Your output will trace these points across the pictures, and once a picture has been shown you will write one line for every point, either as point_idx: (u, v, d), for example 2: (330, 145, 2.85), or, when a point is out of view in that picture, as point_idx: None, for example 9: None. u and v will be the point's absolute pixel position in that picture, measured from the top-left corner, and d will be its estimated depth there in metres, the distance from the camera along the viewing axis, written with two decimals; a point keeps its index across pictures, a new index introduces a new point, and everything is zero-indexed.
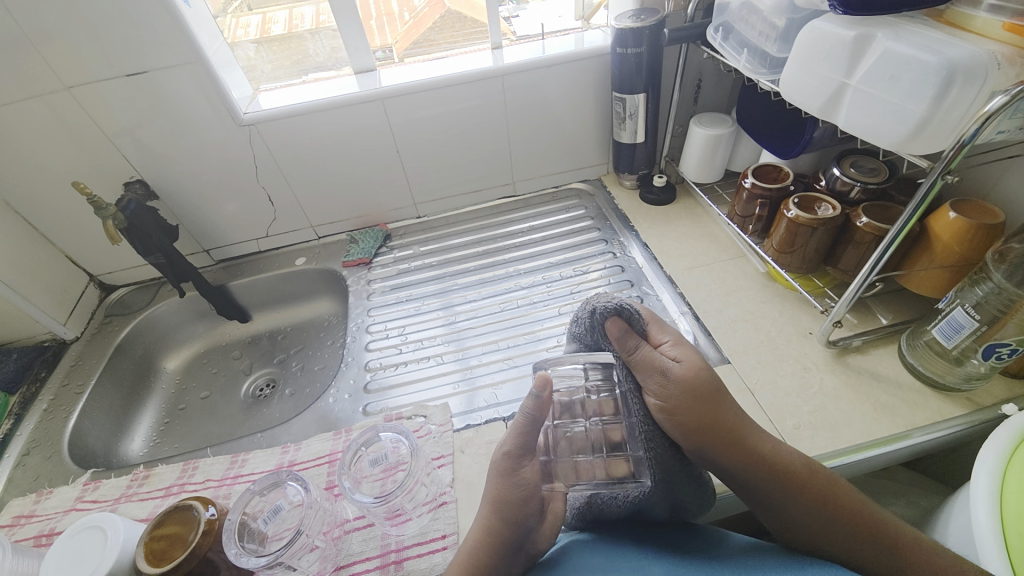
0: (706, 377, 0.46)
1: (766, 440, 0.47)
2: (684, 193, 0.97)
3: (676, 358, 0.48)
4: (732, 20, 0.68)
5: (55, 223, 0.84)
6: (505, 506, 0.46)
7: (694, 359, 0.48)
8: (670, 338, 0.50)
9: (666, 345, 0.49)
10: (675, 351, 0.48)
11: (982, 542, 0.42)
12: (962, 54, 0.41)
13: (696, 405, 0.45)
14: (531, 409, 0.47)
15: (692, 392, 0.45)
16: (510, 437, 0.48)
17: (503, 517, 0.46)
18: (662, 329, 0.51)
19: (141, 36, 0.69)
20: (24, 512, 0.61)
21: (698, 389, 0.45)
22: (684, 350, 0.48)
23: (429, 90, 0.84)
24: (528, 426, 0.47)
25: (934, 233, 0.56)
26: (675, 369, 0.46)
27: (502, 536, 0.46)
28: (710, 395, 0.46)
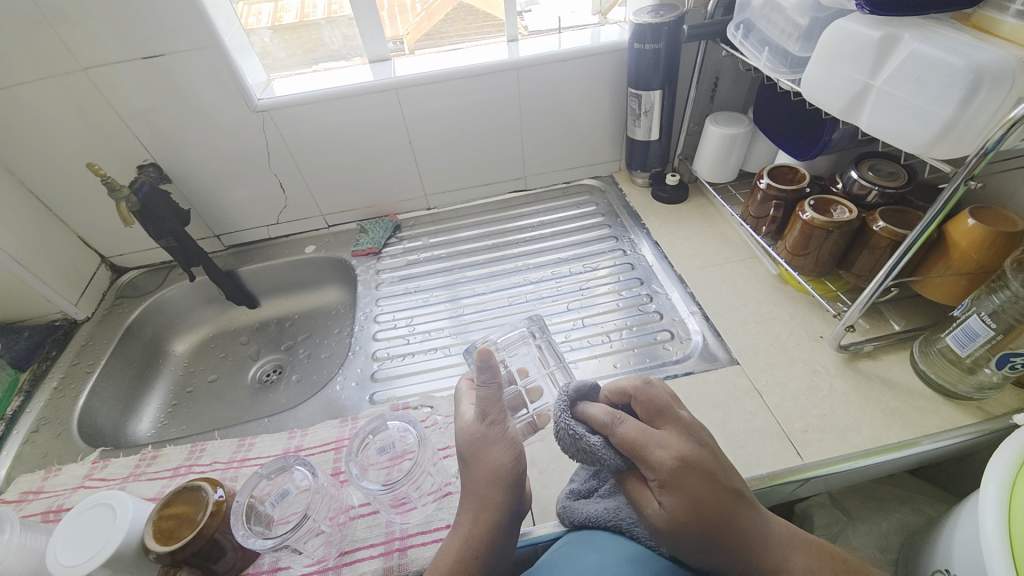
0: (701, 521, 0.39)
1: (797, 553, 0.41)
2: (697, 193, 0.96)
3: (664, 505, 0.40)
4: (753, 18, 0.67)
5: (68, 204, 0.85)
6: (497, 478, 0.45)
7: (686, 506, 0.39)
8: (659, 477, 0.40)
9: (655, 484, 0.41)
10: (664, 495, 0.40)
11: (989, 551, 0.42)
12: (990, 58, 0.41)
13: (690, 546, 0.40)
14: (487, 381, 0.48)
15: (686, 540, 0.40)
16: (484, 405, 0.48)
17: (499, 489, 0.45)
18: (650, 463, 0.41)
19: (159, 21, 0.69)
20: (32, 488, 0.62)
21: (688, 535, 0.40)
22: (675, 495, 0.40)
23: (441, 81, 0.83)
24: (496, 397, 0.48)
25: (953, 240, 0.56)
26: (659, 519, 0.41)
27: (500, 509, 0.45)
28: (711, 538, 0.39)
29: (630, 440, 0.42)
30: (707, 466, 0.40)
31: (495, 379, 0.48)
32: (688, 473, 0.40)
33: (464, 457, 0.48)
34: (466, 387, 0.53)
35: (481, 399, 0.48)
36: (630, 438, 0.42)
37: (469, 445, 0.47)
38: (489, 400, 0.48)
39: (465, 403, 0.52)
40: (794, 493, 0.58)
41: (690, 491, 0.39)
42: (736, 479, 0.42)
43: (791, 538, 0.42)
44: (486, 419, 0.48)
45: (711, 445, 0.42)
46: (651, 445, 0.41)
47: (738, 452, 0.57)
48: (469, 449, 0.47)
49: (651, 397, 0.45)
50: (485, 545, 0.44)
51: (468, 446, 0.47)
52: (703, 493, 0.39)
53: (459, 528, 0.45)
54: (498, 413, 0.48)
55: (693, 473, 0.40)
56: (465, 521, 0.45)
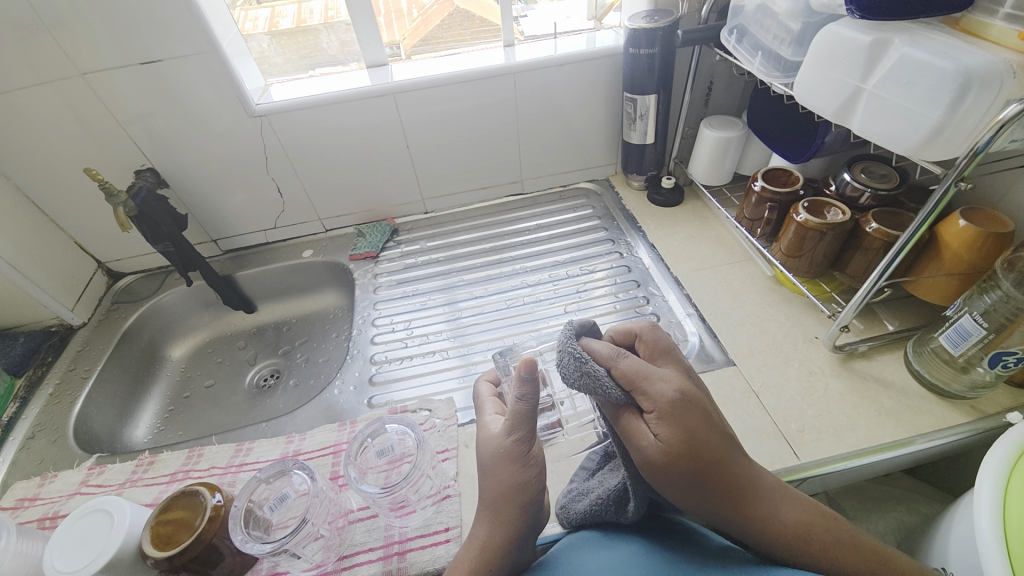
0: (697, 455, 0.38)
1: (782, 500, 0.41)
2: (692, 196, 0.97)
3: (659, 436, 0.39)
4: (747, 23, 0.68)
5: (65, 209, 0.84)
6: (515, 493, 0.45)
7: (682, 435, 0.38)
8: (658, 407, 0.40)
9: (653, 415, 0.40)
10: (661, 426, 0.39)
11: (984, 549, 0.42)
12: (978, 62, 0.41)
13: (681, 483, 0.39)
14: (525, 397, 0.45)
15: (678, 475, 0.38)
16: (512, 424, 0.47)
17: (517, 505, 0.45)
18: (651, 394, 0.40)
19: (157, 27, 0.69)
20: (27, 495, 0.62)
21: (681, 466, 0.38)
22: (673, 424, 0.39)
23: (438, 86, 0.84)
24: (527, 414, 0.46)
25: (944, 241, 0.56)
26: (652, 451, 0.39)
27: (516, 524, 0.45)
28: (704, 472, 0.38)
29: (633, 370, 0.42)
30: (704, 404, 0.40)
31: (534, 393, 0.45)
32: (686, 406, 0.40)
33: (484, 468, 0.47)
34: (489, 398, 0.55)
35: (513, 414, 0.47)
36: (632, 368, 0.41)
37: (491, 458, 0.47)
38: (519, 416, 0.46)
39: (489, 414, 0.52)
40: None
41: (688, 422, 0.39)
42: (727, 424, 0.42)
43: (776, 486, 0.41)
44: (512, 435, 0.47)
45: (707, 389, 0.43)
46: (652, 378, 0.41)
47: None
48: (492, 464, 0.47)
49: (656, 338, 0.46)
50: (502, 558, 0.44)
51: (490, 460, 0.47)
52: (700, 427, 0.39)
53: (475, 538, 0.46)
54: (525, 432, 0.46)
55: (691, 406, 0.40)
56: (482, 532, 0.46)
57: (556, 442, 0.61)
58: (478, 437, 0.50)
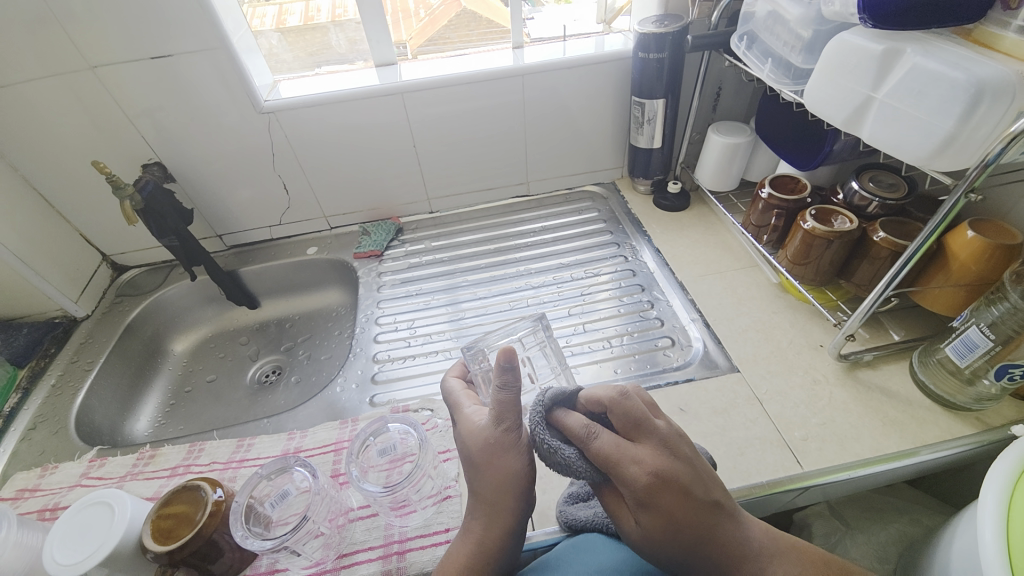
0: (678, 537, 0.38)
1: (783, 562, 0.40)
2: (698, 201, 0.97)
3: (639, 522, 0.40)
4: (757, 30, 0.68)
5: (72, 201, 0.85)
6: (509, 483, 0.45)
7: (660, 524, 0.39)
8: (633, 495, 0.39)
9: (630, 501, 0.40)
10: (639, 512, 0.39)
11: (988, 563, 0.42)
12: (991, 73, 0.41)
13: (669, 557, 0.40)
14: (504, 385, 0.45)
15: (666, 555, 0.40)
16: (496, 412, 0.46)
17: (511, 497, 0.45)
18: (623, 481, 0.39)
19: (168, 22, 0.70)
20: (28, 486, 0.62)
21: (666, 546, 0.39)
22: (651, 512, 0.39)
23: (446, 86, 0.84)
24: (513, 402, 0.46)
25: (952, 251, 0.56)
26: (638, 533, 0.40)
27: (511, 516, 0.45)
28: (689, 551, 0.39)
29: (604, 456, 0.40)
30: (681, 482, 0.39)
31: (516, 381, 0.44)
32: (661, 490, 0.38)
33: (474, 462, 0.46)
34: (464, 392, 0.54)
35: (497, 405, 0.46)
36: (604, 456, 0.40)
37: (481, 452, 0.46)
38: (506, 405, 0.45)
39: (468, 406, 0.51)
40: (793, 502, 0.58)
41: (664, 507, 0.38)
42: (716, 490, 0.40)
43: (774, 547, 0.40)
44: (501, 424, 0.46)
45: (689, 457, 0.40)
46: (624, 463, 0.39)
47: (739, 459, 0.57)
48: (483, 456, 0.46)
49: (627, 411, 0.41)
50: (497, 549, 0.44)
51: (479, 452, 0.46)
52: (678, 509, 0.38)
53: (470, 532, 0.46)
54: (512, 420, 0.46)
55: (666, 492, 0.38)
56: (476, 527, 0.45)
57: None
58: (462, 429, 0.49)
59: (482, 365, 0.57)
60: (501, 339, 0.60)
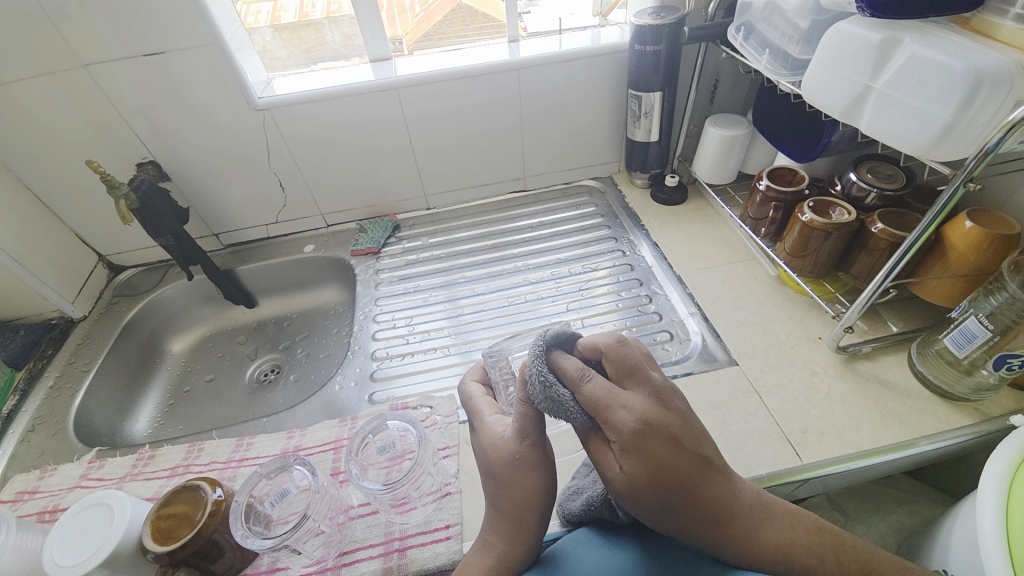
0: (660, 485, 0.37)
1: (759, 521, 0.40)
2: (696, 195, 0.96)
3: (623, 468, 0.38)
4: (754, 20, 0.67)
5: (66, 202, 0.84)
6: (531, 499, 0.45)
7: (645, 470, 0.37)
8: (620, 438, 0.38)
9: (616, 446, 0.38)
10: (624, 457, 0.38)
11: (987, 553, 0.42)
12: (989, 62, 0.41)
13: (651, 508, 0.38)
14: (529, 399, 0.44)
15: (645, 504, 0.38)
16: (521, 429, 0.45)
17: (534, 512, 0.45)
18: (612, 424, 0.38)
19: (159, 19, 0.69)
20: (28, 488, 0.62)
21: (649, 496, 0.38)
22: (636, 458, 0.37)
23: (441, 81, 0.83)
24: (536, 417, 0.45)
25: (950, 241, 0.56)
26: (618, 480, 0.39)
27: (532, 532, 0.45)
28: (672, 501, 0.38)
29: (595, 398, 0.39)
30: (670, 431, 0.38)
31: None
32: (650, 437, 0.38)
33: (495, 476, 0.47)
34: (483, 399, 0.54)
35: (521, 419, 0.45)
36: (596, 396, 0.39)
37: (505, 466, 0.46)
38: (528, 420, 0.45)
39: (489, 414, 0.52)
40: (793, 493, 0.58)
41: (650, 454, 0.37)
42: (704, 445, 0.40)
43: (765, 511, 0.41)
44: (524, 439, 0.46)
45: (681, 411, 0.40)
46: (614, 406, 0.39)
47: (738, 452, 0.57)
48: (507, 471, 0.46)
49: (622, 357, 0.40)
50: (516, 564, 0.44)
51: (502, 466, 0.46)
52: (665, 457, 0.37)
53: (489, 546, 0.46)
54: (537, 436, 0.46)
55: (654, 437, 0.38)
56: (496, 540, 0.45)
57: (558, 440, 0.60)
58: (485, 441, 0.49)
59: (502, 371, 0.58)
60: (523, 348, 0.60)
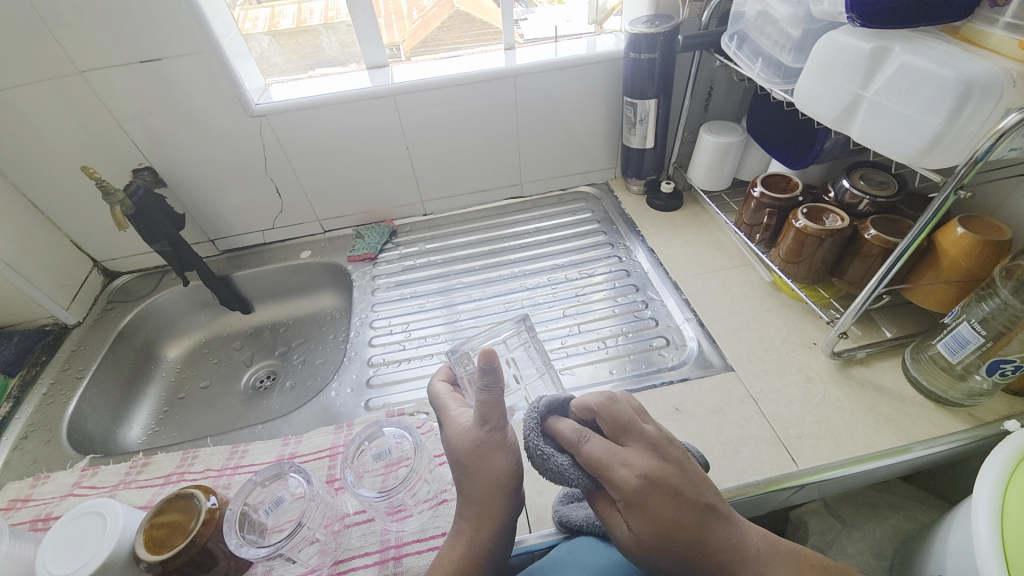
0: (670, 541, 0.37)
1: (777, 566, 0.39)
2: (691, 201, 0.97)
3: (631, 527, 0.39)
4: (747, 29, 0.68)
5: (62, 208, 0.84)
6: (498, 483, 0.45)
7: (653, 530, 0.38)
8: (623, 499, 0.39)
9: (621, 507, 0.39)
10: (630, 517, 0.39)
11: (983, 558, 0.42)
12: (979, 71, 0.41)
13: (666, 565, 0.38)
14: (487, 386, 0.44)
15: (659, 561, 0.38)
16: (482, 413, 0.46)
17: (501, 496, 0.45)
18: (613, 486, 0.39)
19: (156, 25, 0.69)
20: (19, 496, 0.61)
21: (662, 554, 0.38)
22: (642, 516, 0.38)
23: (438, 88, 0.84)
24: (497, 401, 0.46)
25: (942, 248, 0.57)
26: (630, 540, 0.40)
27: (500, 517, 0.45)
28: (684, 555, 0.38)
29: (594, 458, 0.40)
30: (672, 485, 0.38)
31: (497, 382, 0.44)
32: (652, 493, 0.38)
33: (463, 464, 0.46)
34: (450, 395, 0.53)
35: (481, 406, 0.46)
36: (594, 460, 0.40)
37: (469, 453, 0.46)
38: (490, 406, 0.45)
39: (455, 408, 0.51)
40: (790, 500, 0.58)
41: (655, 510, 0.38)
42: (708, 493, 0.40)
43: (779, 554, 0.40)
44: (486, 425, 0.46)
45: (678, 459, 0.40)
46: (614, 464, 0.39)
47: (735, 458, 0.57)
48: (472, 456, 0.45)
49: (614, 414, 0.42)
50: (487, 551, 0.44)
51: (469, 454, 0.46)
52: (670, 511, 0.38)
53: (459, 536, 0.45)
54: (498, 418, 0.46)
55: (659, 495, 0.38)
56: (466, 529, 0.45)
57: None
58: (449, 432, 0.49)
59: (467, 367, 0.57)
60: (484, 340, 0.63)
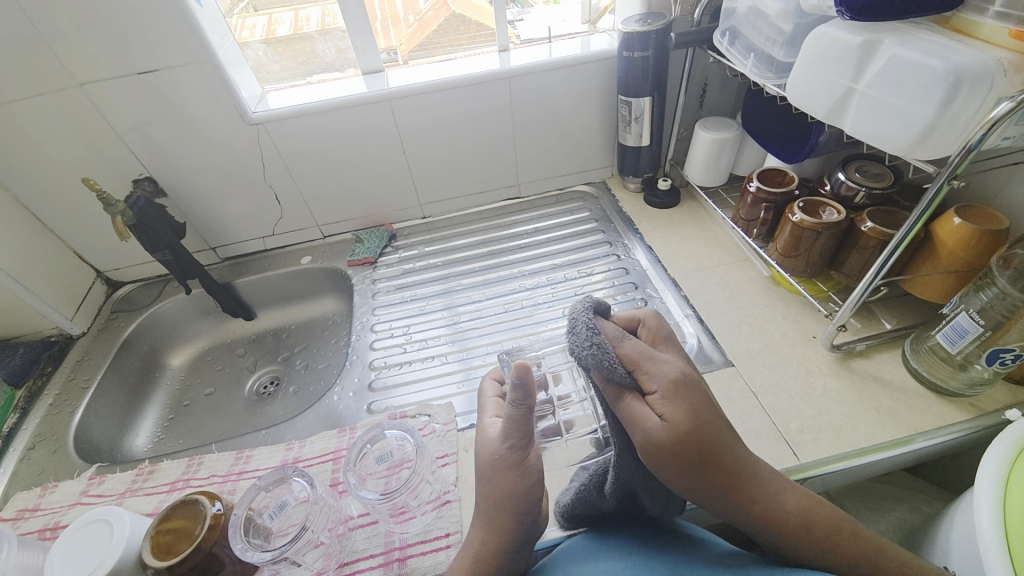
0: (704, 434, 0.37)
1: (779, 489, 0.41)
2: (689, 197, 0.97)
3: (665, 417, 0.38)
4: (739, 25, 0.68)
5: (64, 220, 0.85)
6: (510, 501, 0.45)
7: (687, 418, 0.37)
8: (661, 386, 0.39)
9: (656, 396, 0.39)
10: (666, 405, 0.38)
11: (985, 546, 0.42)
12: (969, 61, 0.41)
13: (687, 464, 0.37)
14: (517, 400, 0.43)
15: (679, 459, 0.37)
16: (509, 430, 0.45)
17: (509, 514, 0.45)
18: (654, 374, 0.39)
19: (152, 36, 0.70)
20: (28, 506, 0.62)
21: (689, 447, 0.37)
22: (679, 405, 0.38)
23: (433, 91, 0.84)
24: (523, 419, 0.45)
25: (939, 238, 0.56)
26: (657, 433, 0.37)
27: (510, 535, 0.45)
28: (709, 455, 0.38)
29: (639, 350, 0.40)
30: (705, 389, 0.40)
31: (527, 398, 0.43)
32: (690, 389, 0.39)
33: (481, 474, 0.47)
34: (492, 399, 0.54)
35: (507, 420, 0.45)
36: (642, 349, 0.40)
37: (487, 466, 0.46)
38: (515, 422, 0.45)
39: (489, 415, 0.52)
40: None
41: (693, 404, 0.38)
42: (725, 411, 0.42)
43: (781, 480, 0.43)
44: (507, 441, 0.46)
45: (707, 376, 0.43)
46: (657, 359, 0.40)
47: None
48: (492, 471, 0.46)
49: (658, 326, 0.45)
50: (494, 564, 0.44)
51: (487, 466, 0.47)
52: (705, 407, 0.38)
53: (470, 546, 0.46)
54: (518, 438, 0.45)
55: (695, 389, 0.39)
56: (476, 538, 0.46)
57: (556, 445, 0.61)
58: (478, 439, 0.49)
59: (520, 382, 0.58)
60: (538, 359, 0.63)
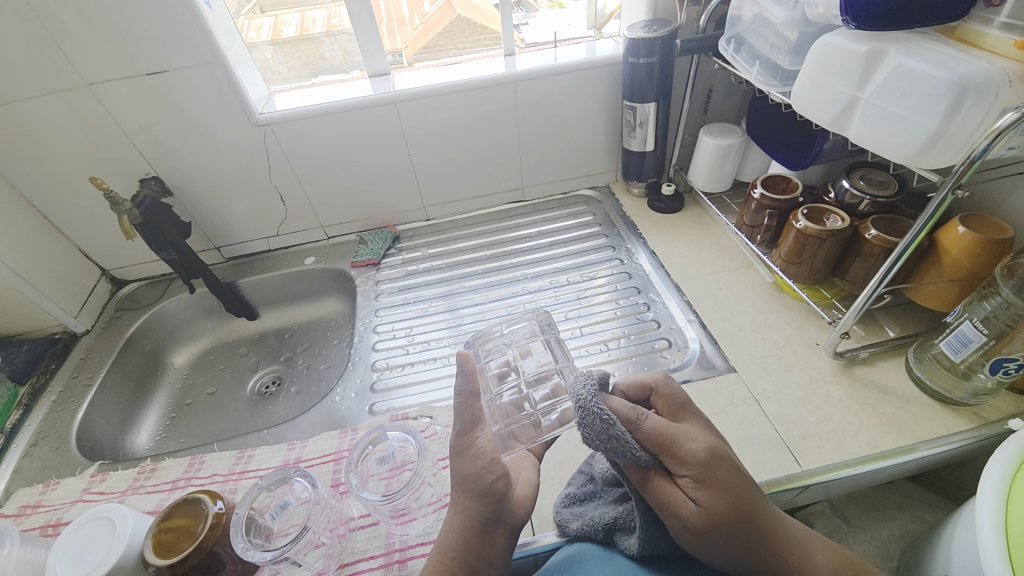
0: (736, 514, 0.41)
1: (816, 552, 0.42)
2: (692, 203, 0.97)
3: (698, 501, 0.41)
4: (744, 33, 0.69)
5: (70, 217, 0.85)
6: (469, 482, 0.46)
7: (719, 500, 0.41)
8: (693, 471, 0.42)
9: (687, 479, 0.42)
10: (698, 490, 0.42)
11: (987, 558, 0.42)
12: (974, 71, 0.42)
13: (726, 541, 0.41)
14: (462, 391, 0.47)
15: (715, 539, 0.41)
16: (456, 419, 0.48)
17: (468, 494, 0.46)
18: (684, 459, 0.42)
19: (160, 37, 0.70)
20: (30, 502, 0.62)
21: (725, 528, 0.41)
22: (710, 488, 0.41)
23: (438, 94, 0.85)
24: (467, 406, 0.47)
25: (944, 247, 0.56)
26: (693, 518, 0.41)
27: (476, 518, 0.45)
28: (746, 534, 0.41)
29: (661, 431, 0.43)
30: (731, 460, 0.43)
31: (472, 387, 0.48)
32: (717, 465, 0.42)
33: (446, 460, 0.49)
34: None
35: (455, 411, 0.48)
36: (661, 428, 0.43)
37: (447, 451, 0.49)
38: (463, 411, 0.47)
39: None
40: (794, 501, 0.58)
41: (722, 484, 0.41)
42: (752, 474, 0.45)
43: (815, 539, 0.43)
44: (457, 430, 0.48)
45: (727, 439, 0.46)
46: (681, 439, 0.43)
47: None
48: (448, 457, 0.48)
49: (672, 393, 0.48)
50: (461, 549, 0.44)
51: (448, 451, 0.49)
52: (734, 485, 0.42)
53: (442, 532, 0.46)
54: (463, 424, 0.47)
55: (722, 466, 0.42)
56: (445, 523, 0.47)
57: (557, 449, 0.61)
58: None
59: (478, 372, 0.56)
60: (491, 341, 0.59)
